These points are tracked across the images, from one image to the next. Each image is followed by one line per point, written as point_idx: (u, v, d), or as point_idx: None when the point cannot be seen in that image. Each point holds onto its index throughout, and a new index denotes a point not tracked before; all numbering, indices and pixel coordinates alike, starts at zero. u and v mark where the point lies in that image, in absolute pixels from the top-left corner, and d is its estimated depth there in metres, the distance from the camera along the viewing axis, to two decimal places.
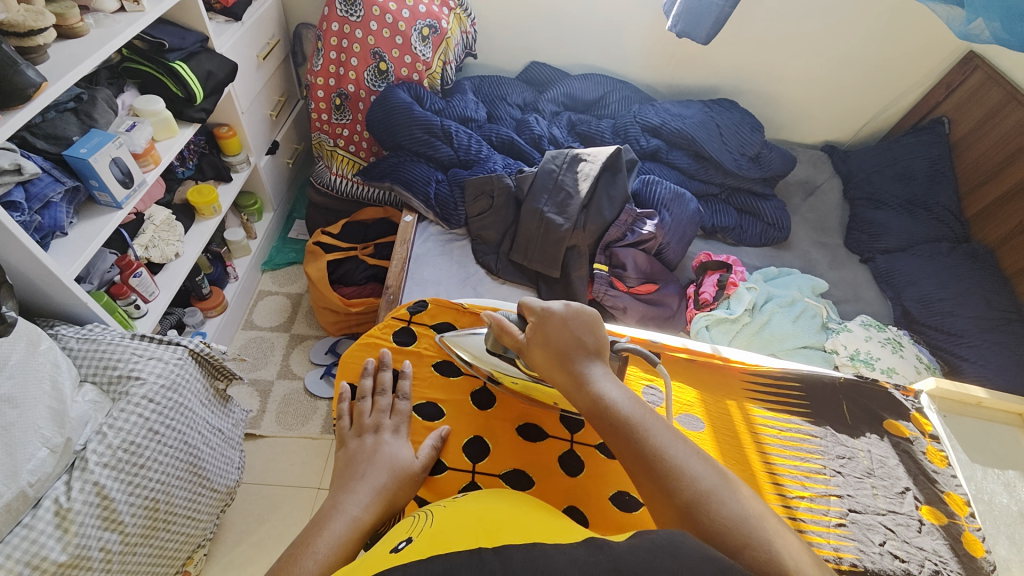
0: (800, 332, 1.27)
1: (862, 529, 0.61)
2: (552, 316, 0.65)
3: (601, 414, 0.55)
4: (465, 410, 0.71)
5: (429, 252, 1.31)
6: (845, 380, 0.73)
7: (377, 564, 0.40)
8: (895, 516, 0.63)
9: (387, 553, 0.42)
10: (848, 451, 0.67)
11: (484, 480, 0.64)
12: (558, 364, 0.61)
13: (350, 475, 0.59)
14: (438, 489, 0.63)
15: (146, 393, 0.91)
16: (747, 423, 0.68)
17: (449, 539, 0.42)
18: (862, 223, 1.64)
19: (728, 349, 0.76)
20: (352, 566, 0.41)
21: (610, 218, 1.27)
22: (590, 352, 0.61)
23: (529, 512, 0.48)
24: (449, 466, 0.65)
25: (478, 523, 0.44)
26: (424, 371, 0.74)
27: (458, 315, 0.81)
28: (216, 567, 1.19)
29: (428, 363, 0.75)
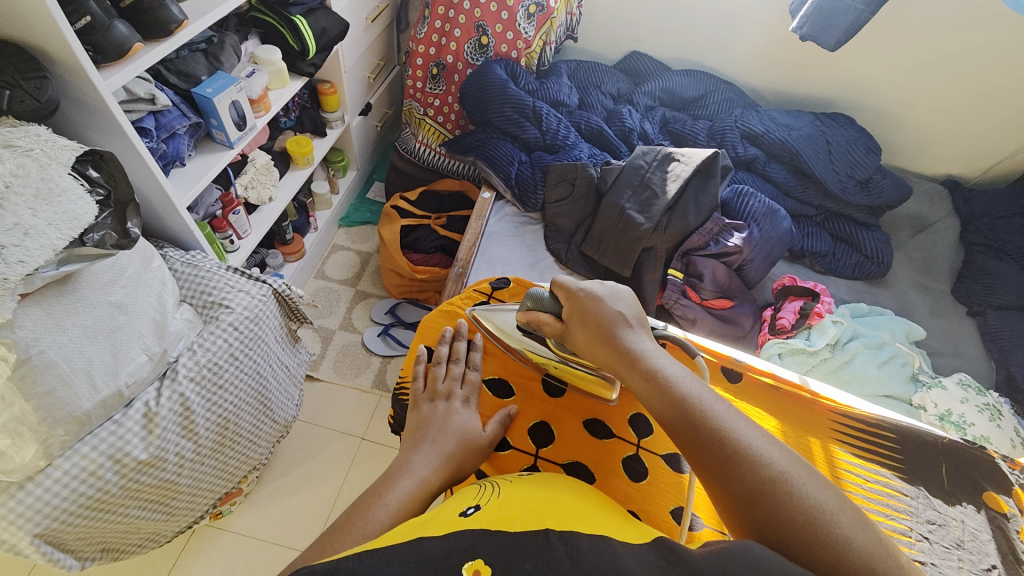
0: (885, 379, 1.16)
1: None
2: (590, 294, 0.64)
3: (654, 392, 0.54)
4: (533, 393, 0.71)
5: (502, 232, 1.31)
6: (948, 441, 0.66)
7: (449, 524, 0.43)
8: None
9: (458, 515, 0.45)
10: (939, 517, 0.60)
11: (545, 466, 0.65)
12: (606, 339, 0.60)
13: (421, 437, 0.62)
14: (499, 465, 0.65)
15: (233, 320, 0.98)
16: (828, 465, 0.63)
17: (516, 514, 0.44)
18: (977, 272, 1.46)
19: (817, 383, 0.71)
20: (424, 521, 0.45)
21: (694, 224, 1.21)
22: (636, 328, 0.61)
23: (591, 509, 0.48)
24: (513, 445, 0.67)
25: (542, 506, 0.46)
26: (501, 346, 0.74)
27: None
28: (265, 490, 1.29)
29: (506, 340, 0.75)
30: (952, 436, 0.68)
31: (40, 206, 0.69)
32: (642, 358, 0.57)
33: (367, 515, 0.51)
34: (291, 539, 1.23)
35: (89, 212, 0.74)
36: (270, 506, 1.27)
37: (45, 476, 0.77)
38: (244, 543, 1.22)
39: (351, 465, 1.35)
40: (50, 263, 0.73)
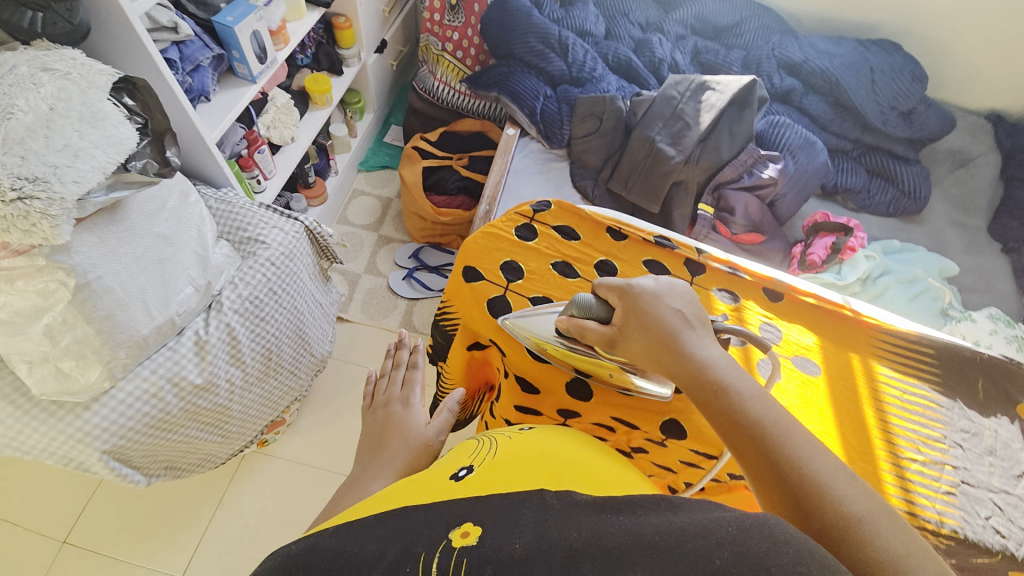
0: (915, 312, 1.16)
1: (971, 501, 0.53)
2: (644, 292, 0.55)
3: (719, 404, 0.45)
4: None
5: (528, 169, 1.29)
6: (988, 358, 0.63)
7: (445, 487, 0.45)
8: (1005, 496, 0.55)
9: (453, 477, 0.48)
10: (973, 427, 0.59)
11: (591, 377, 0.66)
12: (666, 347, 0.50)
13: (372, 446, 0.62)
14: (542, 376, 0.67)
15: (269, 255, 1.00)
16: (868, 379, 0.61)
17: (510, 475, 0.46)
18: (1018, 207, 1.42)
19: (858, 304, 0.69)
20: (421, 482, 0.48)
21: (727, 157, 1.17)
22: (698, 329, 0.52)
23: (589, 466, 0.51)
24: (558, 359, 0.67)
25: (539, 464, 0.49)
26: (542, 267, 0.72)
27: (581, 221, 0.75)
28: (305, 422, 1.37)
29: (547, 261, 0.72)
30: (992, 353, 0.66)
31: (87, 129, 0.70)
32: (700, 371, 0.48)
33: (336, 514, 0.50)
34: (333, 465, 1.32)
35: (132, 138, 0.74)
36: (309, 436, 1.35)
37: (110, 397, 0.82)
38: (290, 468, 1.31)
39: None
40: (101, 189, 0.75)
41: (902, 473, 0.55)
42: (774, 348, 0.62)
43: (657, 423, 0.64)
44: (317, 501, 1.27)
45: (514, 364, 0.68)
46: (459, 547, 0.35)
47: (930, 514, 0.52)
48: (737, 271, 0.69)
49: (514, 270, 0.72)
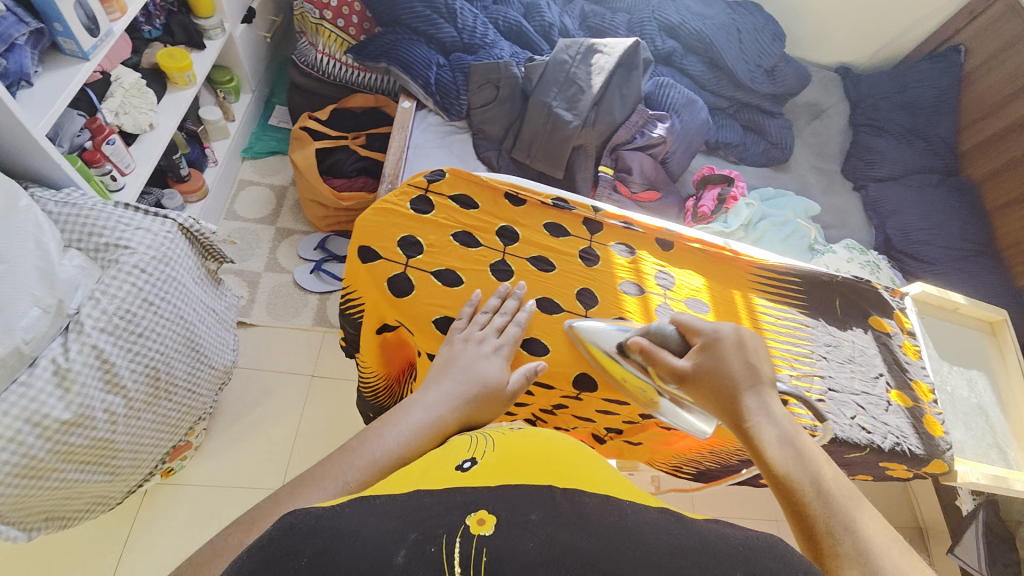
0: (788, 250, 1.33)
1: (837, 405, 0.64)
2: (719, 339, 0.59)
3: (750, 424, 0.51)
4: (482, 281, 0.70)
5: (428, 143, 1.24)
6: (841, 279, 0.72)
7: (446, 479, 0.40)
8: (867, 396, 0.66)
9: (453, 468, 0.42)
10: (834, 340, 0.68)
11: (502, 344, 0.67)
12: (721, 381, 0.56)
13: (447, 372, 0.57)
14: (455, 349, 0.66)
15: (136, 262, 0.87)
16: (748, 311, 0.68)
17: (517, 472, 0.42)
18: (861, 149, 1.66)
19: (735, 245, 0.75)
20: (419, 468, 0.42)
21: (620, 118, 1.21)
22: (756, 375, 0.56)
23: (595, 464, 0.47)
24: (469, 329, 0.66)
25: (544, 460, 0.44)
26: (443, 240, 0.71)
27: (478, 189, 0.75)
28: (217, 440, 1.26)
29: (447, 232, 0.71)
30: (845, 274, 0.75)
31: None
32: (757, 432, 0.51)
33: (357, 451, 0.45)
34: (257, 480, 1.23)
35: None
36: (224, 455, 1.25)
37: None
38: (206, 492, 1.20)
39: (306, 402, 1.33)
40: None
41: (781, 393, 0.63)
42: (667, 294, 0.69)
43: (568, 378, 0.67)
44: None
45: (423, 340, 0.67)
46: (476, 536, 0.32)
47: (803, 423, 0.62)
48: (631, 225, 0.75)
49: (414, 245, 0.70)
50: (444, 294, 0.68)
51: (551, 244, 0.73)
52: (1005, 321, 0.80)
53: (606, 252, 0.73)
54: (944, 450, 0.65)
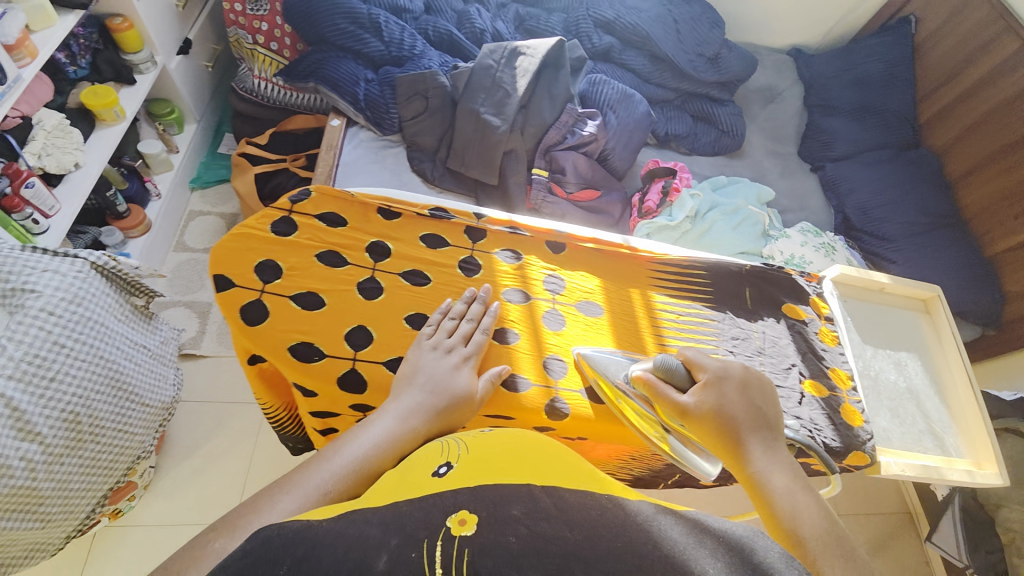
0: (738, 238, 1.29)
1: None
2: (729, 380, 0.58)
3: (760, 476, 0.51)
4: (345, 301, 0.67)
5: (359, 160, 1.21)
6: (750, 267, 0.72)
7: (424, 486, 0.43)
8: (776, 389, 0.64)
9: (430, 476, 0.44)
10: (742, 332, 0.68)
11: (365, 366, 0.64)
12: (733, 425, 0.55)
13: (410, 382, 0.58)
14: (315, 374, 0.63)
15: (44, 306, 0.87)
16: (646, 309, 0.69)
17: (495, 471, 0.43)
18: (817, 130, 1.62)
19: (637, 241, 0.76)
20: (398, 480, 0.45)
21: (551, 118, 1.19)
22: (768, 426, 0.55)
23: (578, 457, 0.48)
24: (328, 353, 0.64)
25: (524, 458, 0.46)
26: (302, 260, 0.68)
27: (345, 205, 0.73)
28: (169, 478, 1.24)
29: (308, 253, 0.69)
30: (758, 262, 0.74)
31: None
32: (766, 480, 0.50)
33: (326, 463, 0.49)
34: (211, 515, 1.21)
35: None
36: (177, 492, 1.22)
37: None
38: (158, 530, 1.18)
39: (260, 431, 1.31)
40: None
41: None
42: (558, 298, 0.71)
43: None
44: None
45: (285, 369, 0.64)
46: (458, 536, 0.35)
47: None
48: (518, 229, 0.74)
49: (271, 269, 0.67)
50: (301, 318, 0.65)
51: (428, 257, 0.71)
52: (938, 294, 0.76)
53: (489, 259, 0.72)
54: (864, 442, 0.63)
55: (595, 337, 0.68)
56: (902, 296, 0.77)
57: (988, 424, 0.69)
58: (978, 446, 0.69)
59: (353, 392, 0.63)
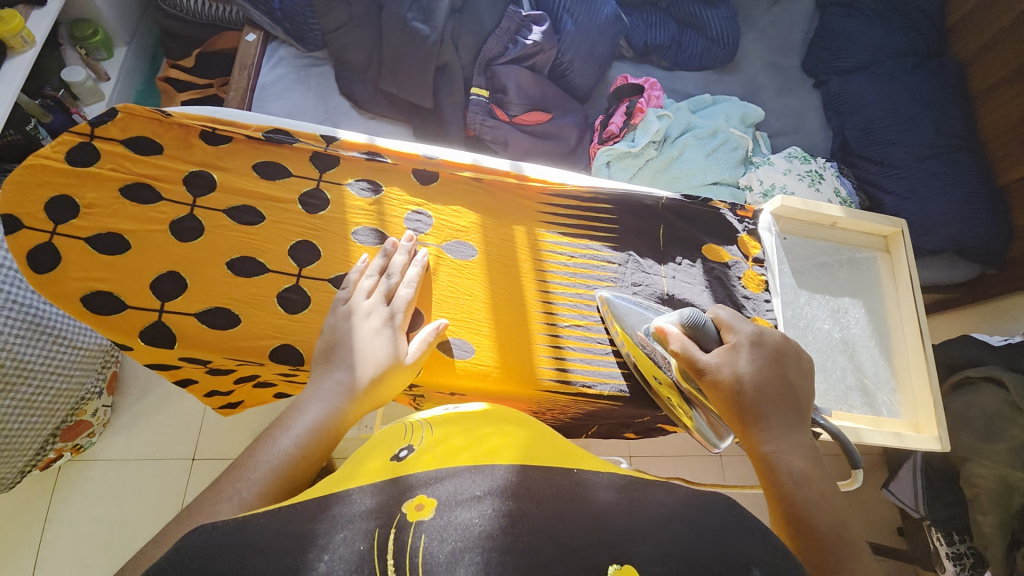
0: (712, 167, 1.13)
1: None
2: (764, 351, 0.52)
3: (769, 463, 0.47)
4: (160, 245, 0.58)
5: (278, 82, 1.07)
6: (666, 202, 0.70)
7: (379, 473, 0.38)
8: None
9: (387, 462, 0.39)
10: (645, 278, 0.66)
11: (174, 319, 0.56)
12: (758, 400, 0.50)
13: (330, 360, 0.50)
14: (121, 328, 0.55)
15: None
16: (532, 251, 0.65)
17: (459, 453, 0.38)
18: (827, 35, 1.35)
19: (531, 167, 0.69)
20: (355, 469, 0.40)
21: (490, 26, 1.05)
22: (801, 401, 0.51)
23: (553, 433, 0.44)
24: (133, 303, 0.56)
25: (490, 435, 0.41)
26: (107, 197, 0.59)
27: (161, 128, 0.63)
28: (126, 416, 1.23)
29: (115, 188, 0.60)
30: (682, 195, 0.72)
31: None
32: (777, 465, 0.47)
33: (268, 451, 0.43)
34: (166, 451, 1.21)
35: None
36: (135, 430, 1.22)
37: None
38: (117, 466, 1.19)
39: None
40: None
41: (561, 345, 0.61)
42: (423, 238, 0.63)
43: (265, 350, 0.57)
44: (158, 489, 1.18)
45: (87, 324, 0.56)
46: (414, 523, 0.31)
47: (598, 381, 0.60)
48: (380, 155, 0.65)
49: (68, 207, 0.58)
50: (98, 263, 0.57)
51: (262, 190, 0.62)
52: (902, 232, 0.74)
53: (339, 192, 0.63)
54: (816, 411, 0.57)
55: (466, 281, 0.62)
56: (857, 233, 0.75)
57: (930, 380, 0.69)
58: (919, 406, 0.70)
59: (161, 348, 0.56)
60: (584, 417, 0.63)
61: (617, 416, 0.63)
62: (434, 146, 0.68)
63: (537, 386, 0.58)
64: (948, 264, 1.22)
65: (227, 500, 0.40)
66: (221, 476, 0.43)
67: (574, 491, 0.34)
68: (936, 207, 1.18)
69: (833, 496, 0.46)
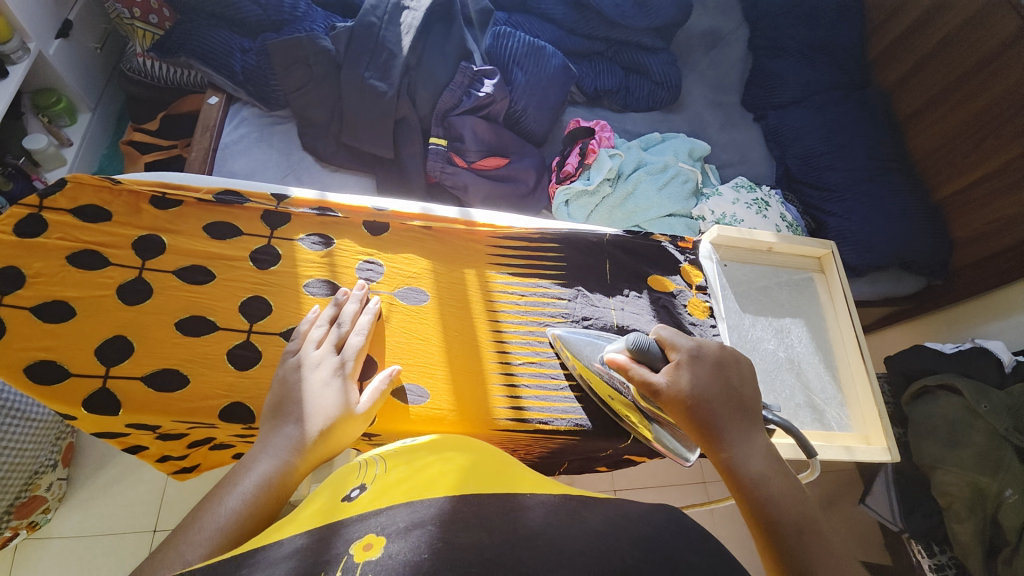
0: (665, 200, 1.19)
1: None
2: (705, 363, 0.55)
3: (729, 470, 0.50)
4: (106, 309, 0.58)
5: (241, 141, 1.10)
6: (611, 238, 0.74)
7: (329, 515, 0.37)
8: None
9: (339, 502, 0.39)
10: (595, 312, 0.69)
11: (119, 384, 0.55)
12: (706, 411, 0.52)
13: (281, 414, 0.50)
14: (63, 396, 0.54)
15: None
16: (483, 293, 0.67)
17: (411, 487, 0.38)
18: (761, 75, 1.47)
19: (479, 212, 0.72)
20: (309, 513, 0.39)
21: (444, 80, 1.10)
22: (746, 403, 0.54)
23: (510, 463, 0.45)
24: (76, 370, 0.55)
25: (446, 467, 0.41)
26: (53, 266, 0.59)
27: (110, 196, 0.64)
28: (84, 489, 1.16)
29: (60, 256, 0.60)
30: (626, 231, 0.76)
31: None
32: (736, 468, 0.50)
33: (214, 511, 0.43)
34: (127, 524, 1.14)
35: None
36: (94, 503, 1.15)
37: None
38: (74, 544, 1.11)
39: None
40: None
41: (517, 384, 0.62)
42: (375, 286, 0.64)
43: (215, 410, 0.56)
44: (118, 566, 1.10)
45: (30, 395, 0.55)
46: (362, 562, 0.30)
47: (554, 418, 0.61)
48: (330, 209, 0.67)
49: (13, 278, 0.58)
50: (43, 332, 0.56)
51: (212, 249, 0.63)
52: (832, 253, 0.80)
53: (290, 247, 0.65)
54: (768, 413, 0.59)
55: (419, 326, 0.63)
56: (791, 257, 0.81)
57: (874, 393, 0.73)
58: (867, 419, 0.73)
59: (107, 415, 0.54)
60: (550, 454, 0.63)
61: (582, 451, 0.63)
62: (384, 198, 0.71)
63: (494, 426, 0.59)
64: (894, 277, 1.29)
65: (172, 564, 0.39)
66: (163, 544, 0.42)
67: (502, 518, 0.34)
68: (875, 225, 1.26)
69: (790, 482, 0.49)
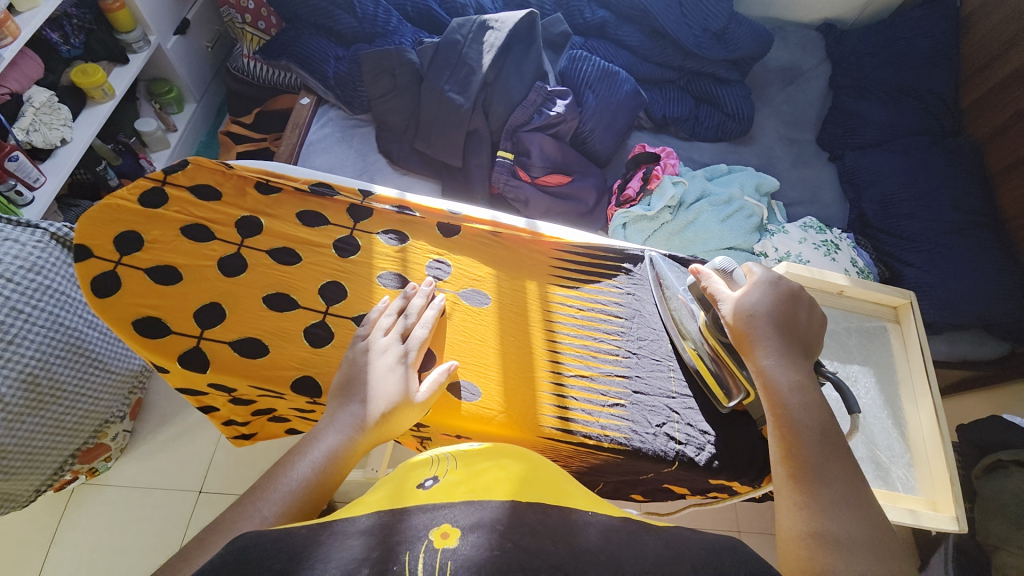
0: (726, 233, 1.16)
1: (642, 411, 0.63)
2: (779, 295, 0.60)
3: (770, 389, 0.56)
4: (206, 278, 0.64)
5: (325, 139, 1.19)
6: (675, 262, 0.73)
7: (404, 500, 0.39)
8: (685, 399, 0.65)
9: (414, 488, 0.41)
10: (652, 334, 0.69)
11: (209, 347, 0.60)
12: (770, 335, 0.58)
13: (348, 394, 0.54)
14: (161, 352, 0.60)
15: (3, 274, 0.88)
16: (542, 301, 0.68)
17: (479, 486, 0.40)
18: (841, 114, 1.42)
19: (544, 225, 0.74)
20: (382, 494, 0.42)
21: (518, 97, 1.14)
22: (806, 340, 0.59)
23: (567, 477, 0.46)
24: (174, 330, 0.61)
25: (513, 471, 0.43)
26: (168, 234, 0.66)
27: (222, 178, 0.71)
28: (144, 444, 1.26)
29: (175, 227, 0.67)
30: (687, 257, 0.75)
31: None
32: (781, 389, 0.55)
33: (287, 476, 0.48)
34: (176, 482, 1.22)
35: None
36: (150, 457, 1.25)
37: None
38: (128, 493, 1.21)
39: None
40: None
41: (565, 396, 0.62)
42: (443, 284, 0.67)
43: (288, 382, 0.60)
44: (163, 521, 1.18)
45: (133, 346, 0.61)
46: (440, 549, 0.33)
47: (597, 433, 0.60)
48: (409, 209, 0.72)
49: (132, 241, 0.66)
50: (152, 292, 0.63)
51: (301, 235, 0.68)
52: (911, 303, 0.76)
53: (368, 241, 0.69)
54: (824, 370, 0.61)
55: (480, 328, 0.65)
56: (864, 302, 0.77)
57: (947, 459, 0.68)
58: (936, 485, 0.67)
59: (194, 373, 0.60)
60: (592, 471, 0.63)
61: (623, 471, 0.63)
62: (458, 204, 0.75)
63: (540, 433, 0.59)
64: (976, 339, 1.19)
65: (251, 517, 0.45)
66: (244, 496, 0.48)
67: (553, 526, 0.35)
68: (957, 282, 1.17)
69: (824, 407, 0.55)
